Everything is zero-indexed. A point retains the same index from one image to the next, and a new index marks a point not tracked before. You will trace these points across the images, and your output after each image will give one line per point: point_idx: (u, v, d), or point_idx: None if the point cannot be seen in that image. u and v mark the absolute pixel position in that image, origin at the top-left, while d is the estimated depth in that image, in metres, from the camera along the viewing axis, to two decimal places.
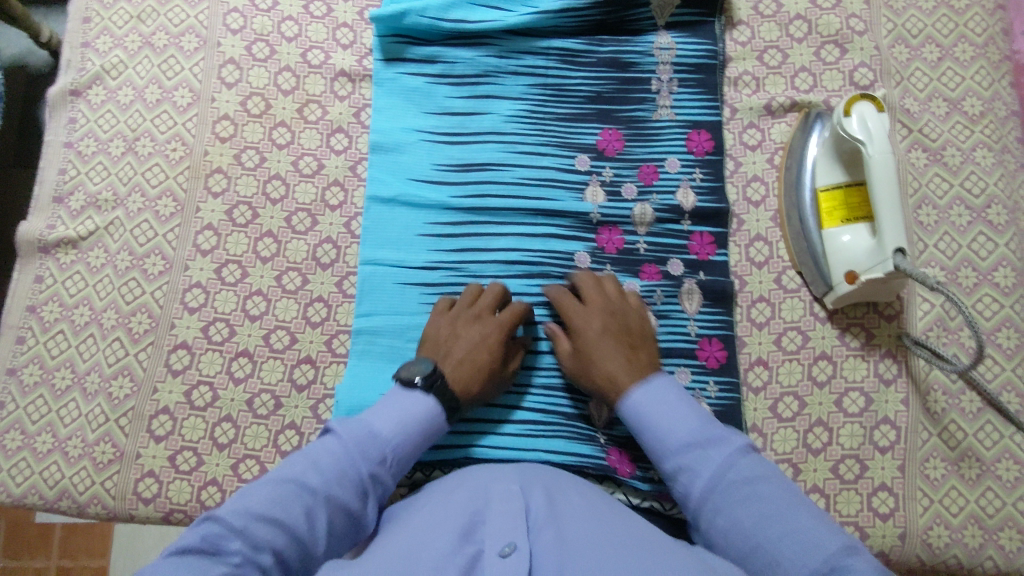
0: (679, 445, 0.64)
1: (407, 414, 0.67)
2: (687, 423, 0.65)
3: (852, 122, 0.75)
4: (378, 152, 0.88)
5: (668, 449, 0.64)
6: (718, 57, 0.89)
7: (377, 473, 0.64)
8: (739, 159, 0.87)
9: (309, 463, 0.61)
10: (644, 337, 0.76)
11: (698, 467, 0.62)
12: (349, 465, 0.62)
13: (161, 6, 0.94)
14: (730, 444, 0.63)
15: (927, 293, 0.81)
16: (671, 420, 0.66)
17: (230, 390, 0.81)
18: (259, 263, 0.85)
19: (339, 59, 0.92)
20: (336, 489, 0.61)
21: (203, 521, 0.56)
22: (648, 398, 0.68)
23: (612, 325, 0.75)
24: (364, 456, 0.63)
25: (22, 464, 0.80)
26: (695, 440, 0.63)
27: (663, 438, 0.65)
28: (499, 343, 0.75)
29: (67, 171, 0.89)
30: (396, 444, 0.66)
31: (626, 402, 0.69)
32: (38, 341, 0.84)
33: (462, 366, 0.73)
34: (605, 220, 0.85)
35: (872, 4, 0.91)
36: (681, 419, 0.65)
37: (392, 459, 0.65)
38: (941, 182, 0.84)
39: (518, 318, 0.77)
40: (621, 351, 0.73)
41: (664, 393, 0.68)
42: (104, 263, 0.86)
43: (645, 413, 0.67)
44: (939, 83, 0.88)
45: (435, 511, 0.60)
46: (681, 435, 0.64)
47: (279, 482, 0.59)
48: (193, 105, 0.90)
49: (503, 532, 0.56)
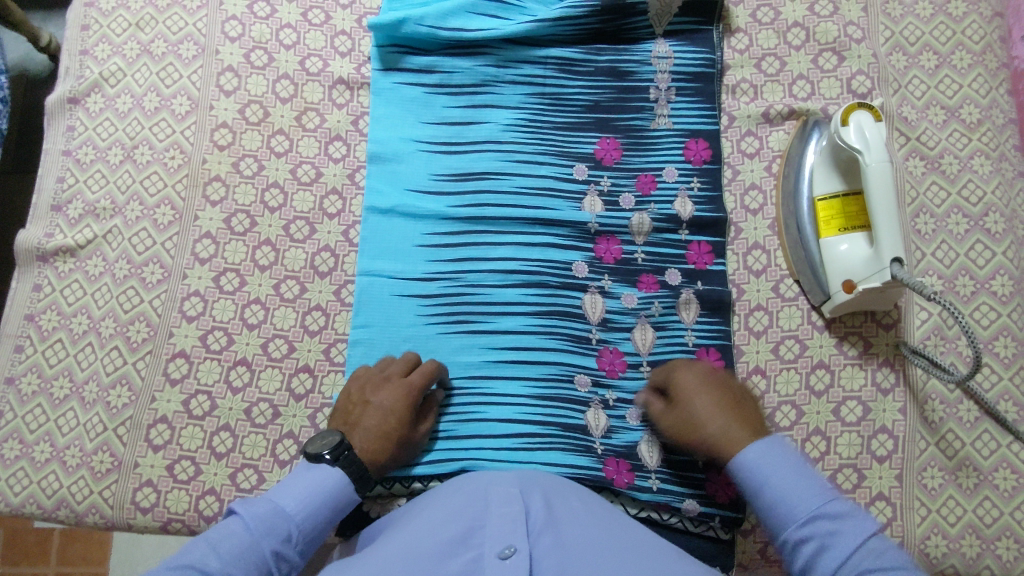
0: (802, 513, 0.59)
1: (312, 489, 0.64)
2: (813, 492, 0.60)
3: (851, 130, 0.75)
4: (376, 161, 0.88)
5: (796, 517, 0.59)
6: (716, 65, 0.89)
7: (281, 552, 0.60)
8: (737, 167, 0.88)
9: (204, 547, 0.56)
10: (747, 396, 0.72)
11: (828, 542, 0.57)
12: (250, 547, 0.58)
13: (160, 14, 0.94)
14: (858, 518, 0.58)
15: (924, 302, 0.81)
16: (796, 486, 0.60)
17: (229, 399, 0.81)
18: (258, 271, 0.85)
19: (337, 66, 0.92)
20: (237, 573, 0.56)
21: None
22: (764, 457, 0.63)
23: (715, 378, 0.72)
24: (267, 537, 0.59)
25: (21, 473, 0.80)
26: (824, 511, 0.58)
27: (786, 502, 0.60)
28: (406, 409, 0.73)
29: (66, 180, 0.89)
30: (299, 521, 0.62)
31: (739, 459, 0.64)
32: (37, 350, 0.84)
33: (372, 434, 0.71)
34: (603, 230, 0.85)
35: (870, 12, 0.91)
36: (803, 488, 0.60)
37: (298, 537, 0.61)
38: (938, 190, 0.85)
39: (424, 383, 0.75)
40: (729, 411, 0.69)
41: (783, 455, 0.63)
42: (102, 272, 0.86)
43: (762, 471, 0.62)
44: (937, 91, 0.88)
45: (434, 515, 0.60)
46: (805, 502, 0.59)
47: (174, 570, 0.54)
48: (191, 114, 0.90)
49: (502, 534, 0.56)
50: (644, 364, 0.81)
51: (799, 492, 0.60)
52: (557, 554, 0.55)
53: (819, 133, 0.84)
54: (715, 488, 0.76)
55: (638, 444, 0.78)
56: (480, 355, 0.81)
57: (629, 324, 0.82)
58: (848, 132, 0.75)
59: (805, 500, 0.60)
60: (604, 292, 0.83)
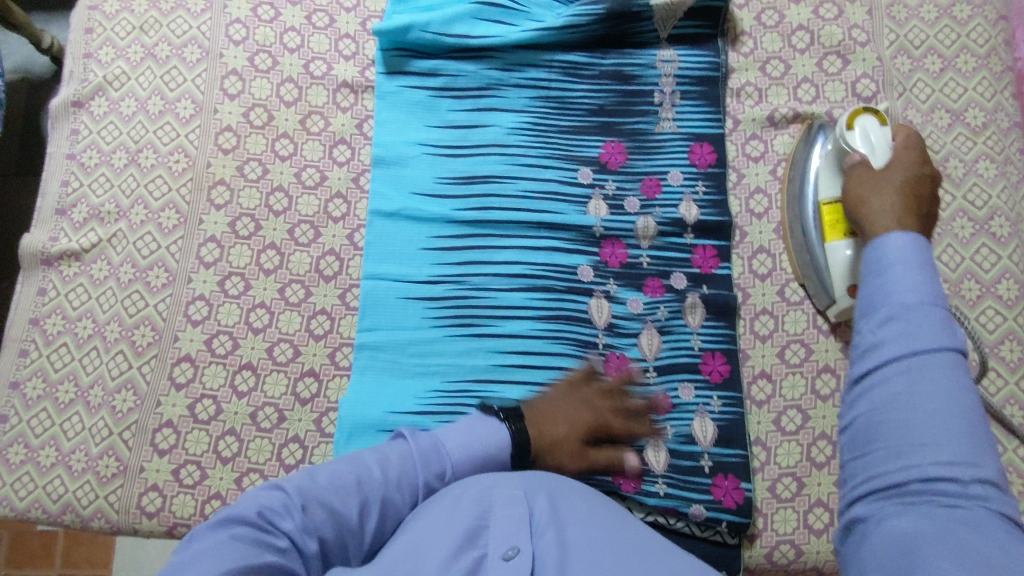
0: (887, 306, 0.49)
1: (482, 440, 0.67)
2: (921, 293, 0.48)
3: (855, 135, 0.74)
4: (380, 165, 0.88)
5: (887, 299, 0.49)
6: (720, 69, 0.89)
7: (434, 487, 0.64)
8: (742, 171, 0.87)
9: (376, 461, 0.63)
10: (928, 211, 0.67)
11: (903, 341, 0.47)
12: (408, 475, 0.63)
13: (164, 17, 0.94)
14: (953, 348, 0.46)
15: None
16: (909, 283, 0.49)
17: (234, 403, 0.81)
18: (262, 275, 0.85)
19: (341, 70, 0.92)
20: (390, 488, 0.62)
21: (270, 489, 0.58)
22: (899, 256, 0.50)
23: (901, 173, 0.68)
24: (426, 468, 0.64)
25: (26, 478, 0.80)
26: (923, 336, 0.46)
27: (886, 291, 0.49)
28: (581, 429, 0.73)
29: (70, 184, 0.89)
30: (460, 467, 0.65)
31: (883, 239, 0.52)
32: (41, 354, 0.84)
33: (544, 426, 0.72)
34: (608, 233, 0.85)
35: (874, 15, 0.91)
36: (923, 285, 0.49)
37: (451, 476, 0.65)
38: (943, 194, 0.85)
39: (604, 418, 0.75)
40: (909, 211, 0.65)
41: (912, 254, 0.50)
42: (107, 276, 0.86)
43: (886, 266, 0.51)
44: (942, 94, 0.88)
45: (438, 505, 0.61)
46: (911, 297, 0.48)
47: (343, 467, 0.61)
48: (195, 117, 0.90)
49: (505, 534, 0.56)
50: (651, 369, 0.81)
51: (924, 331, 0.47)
52: (561, 550, 0.56)
53: (824, 137, 0.83)
54: (721, 493, 0.76)
55: (644, 450, 0.78)
56: (486, 358, 0.81)
57: (635, 329, 0.82)
58: (852, 137, 0.75)
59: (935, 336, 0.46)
60: (609, 296, 0.83)
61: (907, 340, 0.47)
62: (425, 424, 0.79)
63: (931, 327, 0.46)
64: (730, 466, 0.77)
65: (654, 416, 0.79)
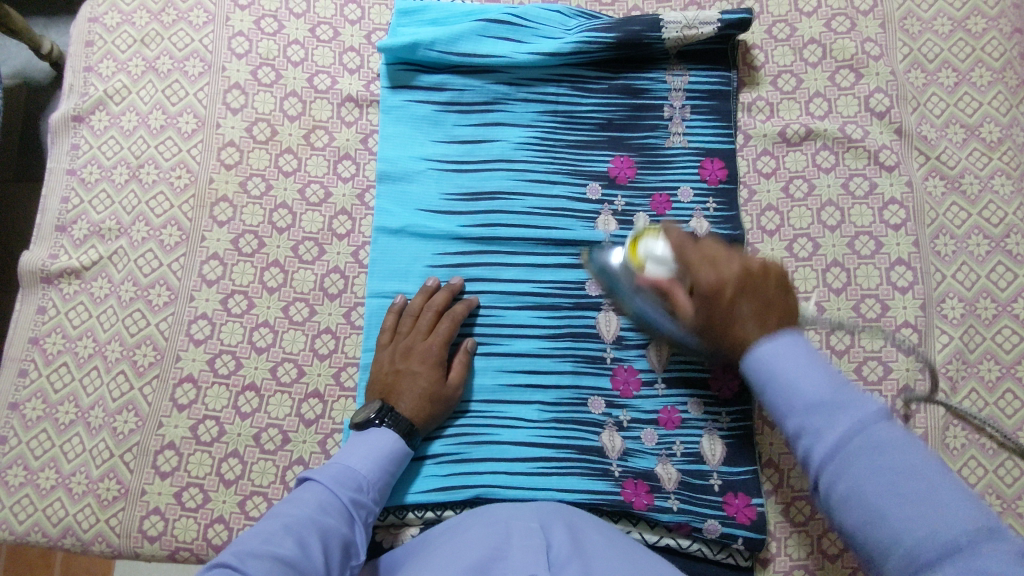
0: (801, 404, 0.48)
1: (376, 445, 0.70)
2: (818, 380, 0.48)
3: (654, 265, 0.69)
4: (386, 181, 0.86)
5: (792, 410, 0.48)
6: (731, 84, 0.88)
7: (357, 501, 0.67)
8: (753, 187, 0.86)
9: (291, 501, 0.65)
10: (785, 299, 0.58)
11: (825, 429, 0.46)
12: (330, 499, 0.65)
13: (165, 29, 0.92)
14: (867, 402, 0.46)
15: (946, 326, 0.80)
16: (810, 376, 0.49)
17: (237, 425, 0.80)
18: (266, 293, 0.84)
19: (346, 84, 0.91)
20: (323, 517, 0.64)
21: (209, 568, 0.56)
22: (772, 352, 0.51)
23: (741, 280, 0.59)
24: (343, 486, 0.67)
25: (26, 500, 0.79)
26: (829, 404, 0.47)
27: (789, 396, 0.49)
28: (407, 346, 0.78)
29: (70, 200, 0.87)
30: (372, 474, 0.69)
31: (752, 357, 0.53)
32: (40, 374, 0.82)
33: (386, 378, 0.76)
34: (617, 247, 0.83)
35: (887, 28, 0.89)
36: (822, 383, 0.48)
37: (369, 487, 0.69)
38: (959, 211, 0.83)
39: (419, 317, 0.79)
40: (757, 323, 0.55)
41: (793, 352, 0.50)
42: (108, 294, 0.84)
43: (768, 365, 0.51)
44: (956, 109, 0.86)
45: (455, 551, 0.59)
46: (816, 390, 0.48)
47: (267, 518, 0.62)
48: (197, 132, 0.89)
49: (525, 565, 0.54)
50: (660, 381, 0.79)
51: (924, 510, 0.41)
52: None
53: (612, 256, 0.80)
54: (734, 510, 0.75)
55: (653, 466, 0.77)
56: (493, 378, 0.80)
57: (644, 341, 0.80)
58: (655, 270, 0.69)
59: (945, 500, 0.41)
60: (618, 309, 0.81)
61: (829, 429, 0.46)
62: (430, 448, 0.77)
63: (844, 408, 0.46)
64: (740, 484, 0.76)
65: (663, 431, 0.78)
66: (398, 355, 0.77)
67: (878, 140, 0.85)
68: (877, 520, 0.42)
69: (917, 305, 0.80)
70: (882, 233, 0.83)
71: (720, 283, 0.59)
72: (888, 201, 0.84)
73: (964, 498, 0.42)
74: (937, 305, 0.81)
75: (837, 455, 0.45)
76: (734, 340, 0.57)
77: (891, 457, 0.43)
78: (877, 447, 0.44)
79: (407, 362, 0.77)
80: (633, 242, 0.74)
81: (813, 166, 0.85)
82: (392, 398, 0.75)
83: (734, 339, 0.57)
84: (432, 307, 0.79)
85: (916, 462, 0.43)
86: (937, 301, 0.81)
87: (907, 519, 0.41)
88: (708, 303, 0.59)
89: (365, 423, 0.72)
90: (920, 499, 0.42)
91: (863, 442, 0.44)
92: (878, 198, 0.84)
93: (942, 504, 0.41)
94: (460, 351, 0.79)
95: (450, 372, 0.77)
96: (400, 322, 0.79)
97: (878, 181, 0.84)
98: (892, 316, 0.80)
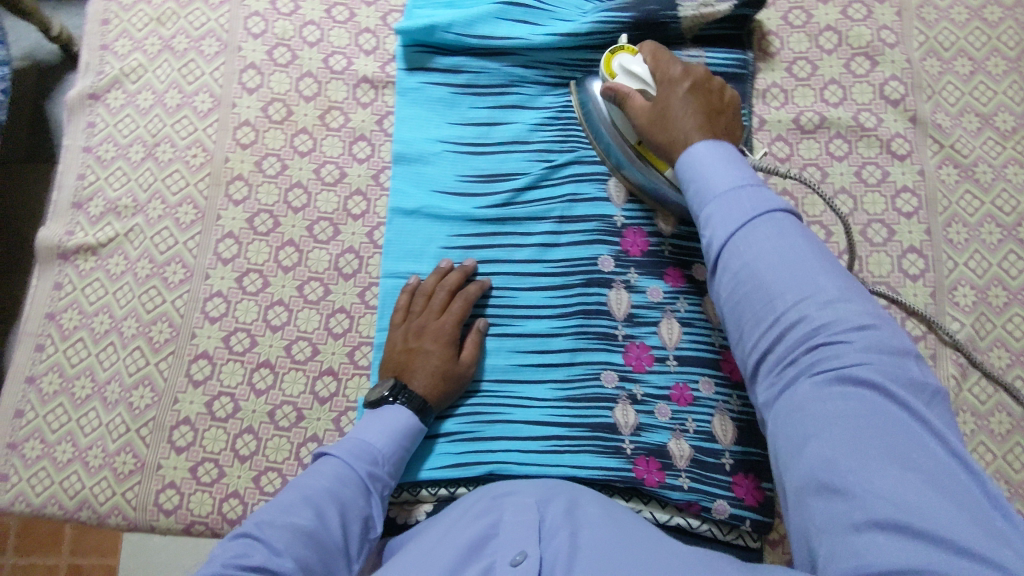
0: (721, 184, 0.62)
1: (390, 422, 0.71)
2: (742, 174, 0.62)
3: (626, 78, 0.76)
4: (401, 162, 0.86)
5: (712, 192, 0.62)
6: (747, 67, 0.88)
7: (373, 474, 0.68)
8: (767, 172, 0.86)
9: (309, 473, 0.66)
10: (728, 111, 0.72)
11: (736, 207, 0.60)
12: (347, 471, 0.67)
13: (181, 9, 0.93)
14: (780, 204, 0.60)
15: (957, 313, 0.80)
16: (739, 172, 0.62)
17: (252, 402, 0.81)
18: (281, 273, 0.84)
19: (361, 65, 0.91)
20: (339, 490, 0.65)
21: (232, 538, 0.59)
22: (704, 155, 0.65)
23: (700, 88, 0.71)
24: (359, 460, 0.68)
25: (42, 473, 0.80)
26: (748, 199, 0.60)
27: (706, 193, 0.63)
28: (422, 324, 0.78)
29: (86, 177, 0.88)
30: (386, 450, 0.70)
31: (687, 151, 0.66)
32: (57, 349, 0.83)
33: (400, 356, 0.76)
34: (629, 222, 0.84)
35: (903, 16, 0.89)
36: (743, 172, 0.62)
37: (385, 460, 0.69)
38: (972, 199, 0.83)
39: (435, 296, 0.79)
40: (696, 122, 0.69)
41: (717, 150, 0.65)
42: (124, 271, 0.85)
43: (696, 166, 0.65)
44: (971, 97, 0.86)
45: (457, 520, 0.63)
46: (728, 189, 0.61)
47: (286, 489, 0.64)
48: (213, 111, 0.89)
49: (515, 543, 0.58)
50: (671, 359, 0.80)
51: (801, 282, 0.56)
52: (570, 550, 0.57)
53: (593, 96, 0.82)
54: (744, 492, 0.75)
55: (667, 441, 0.77)
56: (505, 358, 0.80)
57: (655, 319, 0.81)
58: (625, 82, 0.75)
59: (821, 288, 0.55)
60: (629, 286, 0.82)
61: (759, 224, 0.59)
62: (444, 427, 0.78)
63: (758, 205, 0.60)
64: (752, 465, 0.76)
65: (676, 407, 0.78)
66: (412, 333, 0.77)
67: (893, 128, 0.86)
68: (759, 298, 0.57)
69: (928, 292, 0.81)
70: (895, 220, 0.83)
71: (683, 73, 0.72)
72: (901, 189, 0.84)
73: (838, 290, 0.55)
74: (948, 292, 0.81)
75: (751, 251, 0.58)
76: (667, 133, 0.70)
77: (780, 250, 0.57)
78: (764, 254, 0.57)
79: (420, 341, 0.77)
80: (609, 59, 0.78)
81: (826, 154, 0.86)
82: (405, 375, 0.75)
83: (673, 134, 0.69)
84: (445, 287, 0.79)
85: (809, 258, 0.57)
86: (947, 288, 0.81)
87: (780, 293, 0.56)
88: (665, 93, 0.72)
89: (379, 401, 0.73)
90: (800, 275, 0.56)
91: (755, 243, 0.58)
92: (891, 186, 0.84)
93: (815, 277, 0.56)
94: (473, 331, 0.79)
95: (462, 352, 0.78)
96: (413, 302, 0.80)
97: (891, 169, 0.84)
98: (903, 303, 0.81)
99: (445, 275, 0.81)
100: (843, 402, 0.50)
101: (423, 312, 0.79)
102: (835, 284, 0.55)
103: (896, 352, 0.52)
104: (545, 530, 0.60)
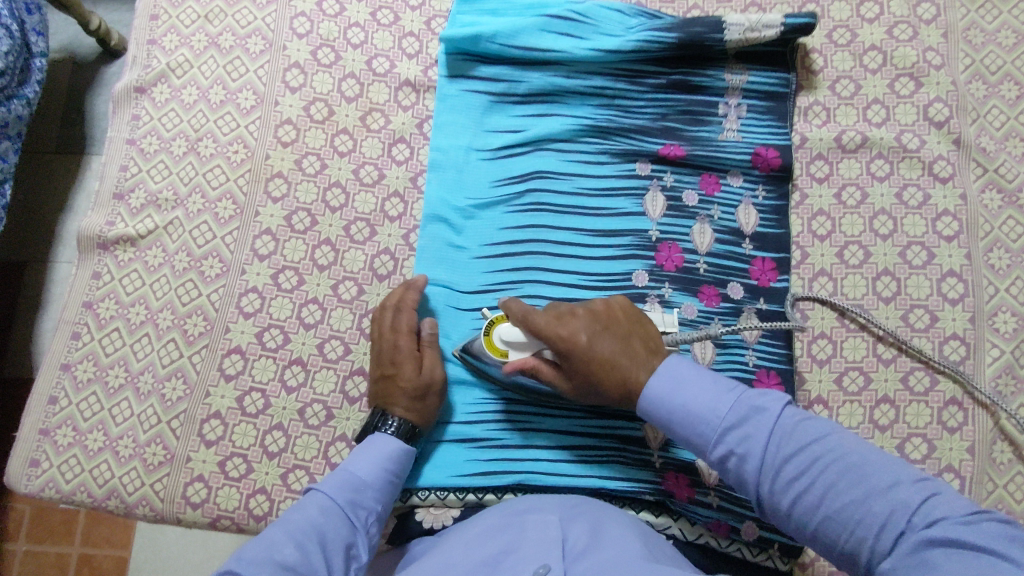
0: (714, 424, 0.60)
1: (376, 451, 0.70)
2: (717, 396, 0.61)
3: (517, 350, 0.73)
4: (437, 167, 0.87)
5: (713, 426, 0.60)
6: (790, 85, 0.87)
7: (357, 502, 0.67)
8: (806, 191, 0.86)
9: (293, 508, 0.65)
10: (641, 324, 0.71)
11: (749, 445, 0.58)
12: (329, 501, 0.65)
13: (229, 7, 0.94)
14: (768, 403, 0.59)
15: (996, 340, 0.79)
16: (714, 396, 0.61)
17: (283, 398, 0.81)
18: (317, 271, 0.85)
19: (404, 68, 0.91)
20: (322, 522, 0.64)
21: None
22: (665, 382, 0.64)
23: (598, 326, 0.69)
24: (343, 490, 0.66)
25: (73, 461, 0.80)
26: (728, 424, 0.59)
27: (710, 421, 0.60)
28: (376, 358, 0.78)
29: (129, 169, 0.89)
30: (370, 480, 0.69)
31: (643, 396, 0.65)
32: (93, 337, 0.84)
33: (374, 392, 0.77)
34: (665, 237, 0.83)
35: (950, 38, 0.89)
36: (709, 388, 0.62)
37: (370, 488, 0.68)
38: (1015, 225, 0.83)
39: (380, 324, 0.79)
40: (620, 349, 0.68)
41: (676, 372, 0.64)
42: (161, 263, 0.86)
43: (671, 399, 0.63)
44: (1017, 122, 0.86)
45: (476, 534, 0.63)
46: (726, 408, 0.60)
47: (269, 526, 0.62)
48: (256, 108, 0.90)
49: (537, 556, 0.57)
50: None
51: (853, 484, 0.53)
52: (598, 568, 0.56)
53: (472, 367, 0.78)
54: None
55: (696, 459, 0.76)
56: None
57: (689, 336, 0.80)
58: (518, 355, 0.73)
59: (870, 474, 0.53)
60: (664, 301, 0.81)
61: (761, 431, 0.58)
62: (473, 432, 0.78)
63: (759, 415, 0.59)
64: None
65: None
66: (376, 363, 0.78)
67: (936, 150, 0.85)
68: (837, 528, 0.53)
69: (967, 317, 0.80)
70: (935, 243, 0.82)
71: (573, 337, 0.68)
72: (942, 212, 0.83)
73: (884, 467, 0.54)
74: (988, 318, 0.80)
75: (761, 453, 0.57)
76: (608, 364, 0.68)
77: (819, 454, 0.55)
78: (795, 448, 0.56)
79: (382, 366, 0.77)
80: (490, 340, 0.75)
81: (867, 174, 0.85)
82: (384, 402, 0.75)
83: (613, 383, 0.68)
84: (391, 305, 0.79)
85: (833, 446, 0.56)
86: (988, 314, 0.80)
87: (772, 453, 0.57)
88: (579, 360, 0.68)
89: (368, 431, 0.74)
90: (842, 471, 0.54)
91: (783, 437, 0.57)
92: (932, 209, 0.83)
93: (863, 471, 0.54)
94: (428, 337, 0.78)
95: (425, 358, 0.77)
96: (372, 336, 0.80)
97: (933, 192, 0.84)
98: (941, 328, 0.80)
99: (395, 298, 0.80)
100: (951, 570, 0.46)
101: (379, 344, 0.78)
102: (874, 463, 0.54)
103: (967, 513, 0.49)
104: (566, 547, 0.60)
